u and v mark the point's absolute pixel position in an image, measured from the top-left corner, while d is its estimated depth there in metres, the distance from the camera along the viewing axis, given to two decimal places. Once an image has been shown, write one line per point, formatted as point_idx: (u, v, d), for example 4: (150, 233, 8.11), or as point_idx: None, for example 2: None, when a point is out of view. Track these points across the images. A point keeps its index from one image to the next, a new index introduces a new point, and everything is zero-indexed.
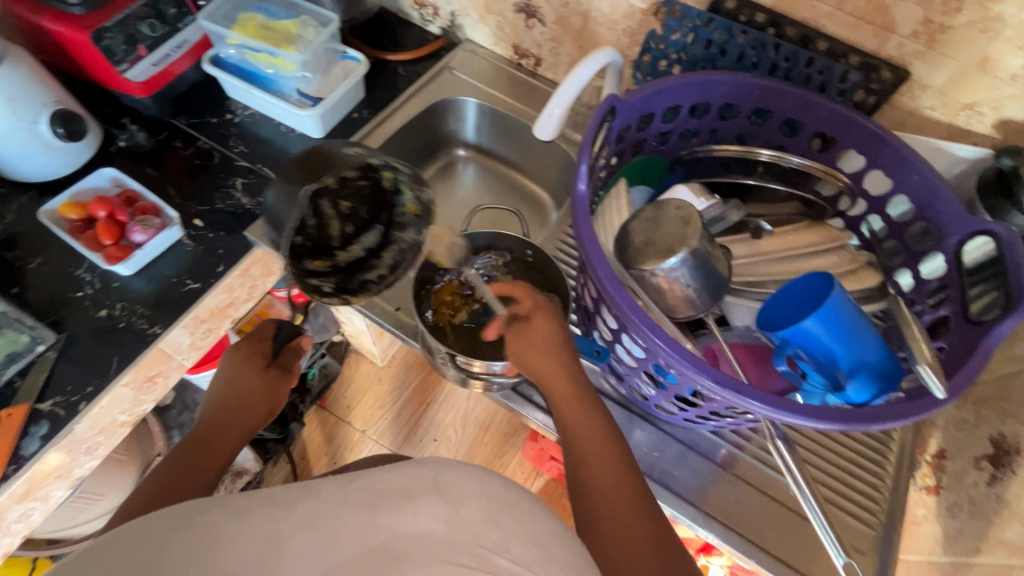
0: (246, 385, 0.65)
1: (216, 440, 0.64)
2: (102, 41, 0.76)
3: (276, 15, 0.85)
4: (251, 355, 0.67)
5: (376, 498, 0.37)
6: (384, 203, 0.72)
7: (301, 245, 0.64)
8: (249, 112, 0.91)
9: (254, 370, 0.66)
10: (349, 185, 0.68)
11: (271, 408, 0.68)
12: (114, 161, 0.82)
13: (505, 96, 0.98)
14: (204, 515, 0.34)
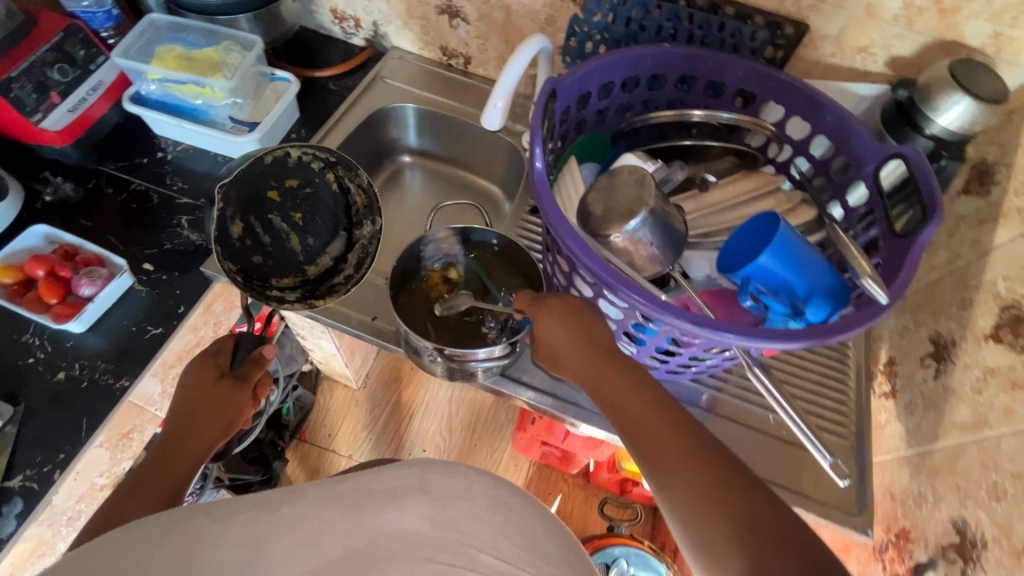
0: (201, 395, 0.60)
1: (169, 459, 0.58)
2: (11, 91, 0.71)
3: (194, 44, 0.83)
4: (209, 366, 0.62)
5: (361, 500, 0.46)
6: (339, 205, 0.75)
7: (259, 261, 0.71)
8: (182, 147, 0.87)
9: (210, 379, 0.61)
10: (296, 194, 0.74)
11: (227, 425, 0.62)
12: (43, 217, 0.78)
13: (440, 97, 1.00)
14: (193, 520, 0.42)
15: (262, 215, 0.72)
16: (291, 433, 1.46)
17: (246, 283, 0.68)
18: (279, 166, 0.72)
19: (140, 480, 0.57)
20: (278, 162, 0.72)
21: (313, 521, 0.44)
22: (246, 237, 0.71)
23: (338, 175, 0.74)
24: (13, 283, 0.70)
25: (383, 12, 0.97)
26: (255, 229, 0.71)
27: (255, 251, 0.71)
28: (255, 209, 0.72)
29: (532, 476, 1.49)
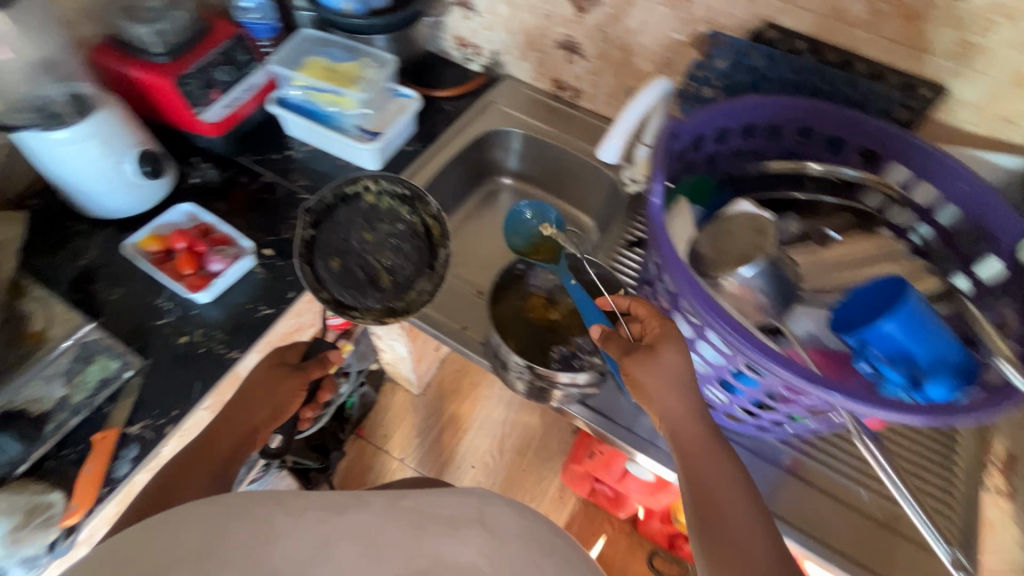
0: (273, 385, 0.68)
1: (213, 445, 0.62)
2: (183, 85, 0.81)
3: (337, 57, 0.92)
4: (285, 361, 0.71)
5: (422, 524, 0.51)
6: (424, 240, 0.79)
7: (343, 283, 0.75)
8: (308, 149, 0.96)
9: (290, 374, 0.69)
10: (382, 228, 0.79)
11: (273, 413, 0.67)
12: (187, 196, 0.87)
13: (546, 126, 1.03)
14: (260, 507, 0.47)
15: (349, 243, 0.77)
16: (352, 426, 1.51)
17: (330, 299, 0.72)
18: (363, 201, 0.79)
19: (180, 466, 0.60)
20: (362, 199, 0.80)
21: (377, 534, 0.49)
22: (334, 262, 0.75)
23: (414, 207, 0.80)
24: (157, 251, 0.79)
25: (505, 42, 1.03)
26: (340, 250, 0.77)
27: (342, 274, 0.75)
28: (342, 238, 0.77)
29: (577, 513, 1.45)
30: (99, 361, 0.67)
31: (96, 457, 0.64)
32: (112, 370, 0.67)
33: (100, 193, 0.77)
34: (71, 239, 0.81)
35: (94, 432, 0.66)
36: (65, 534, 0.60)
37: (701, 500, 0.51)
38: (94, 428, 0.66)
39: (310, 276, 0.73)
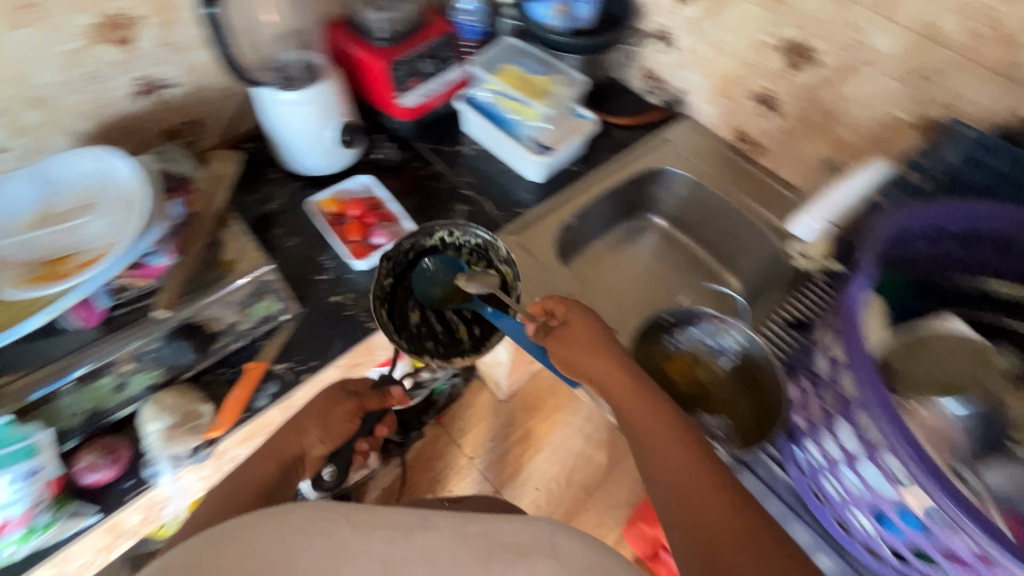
0: (333, 410, 0.66)
1: (254, 476, 0.58)
2: (393, 70, 0.87)
3: (534, 70, 0.95)
4: (346, 390, 0.69)
5: (491, 550, 0.45)
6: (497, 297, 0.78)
7: (417, 332, 0.76)
8: (477, 148, 0.99)
9: (347, 397, 0.68)
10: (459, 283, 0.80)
11: (320, 440, 0.64)
12: (366, 168, 0.94)
13: (717, 175, 0.98)
14: (332, 521, 0.45)
15: (426, 295, 0.78)
16: (435, 411, 1.52)
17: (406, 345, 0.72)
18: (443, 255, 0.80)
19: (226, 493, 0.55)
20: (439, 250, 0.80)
21: (442, 558, 0.44)
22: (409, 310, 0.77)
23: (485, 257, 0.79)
24: (332, 213, 0.86)
25: (696, 83, 1.00)
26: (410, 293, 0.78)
27: (416, 322, 0.77)
28: (419, 289, 0.78)
29: None
30: (266, 300, 0.73)
31: (243, 384, 0.70)
32: (272, 310, 0.74)
33: (302, 151, 0.86)
34: (265, 184, 0.90)
35: (247, 361, 0.73)
36: (206, 442, 0.67)
37: (650, 464, 0.52)
38: (248, 357, 0.73)
39: (385, 324, 0.72)
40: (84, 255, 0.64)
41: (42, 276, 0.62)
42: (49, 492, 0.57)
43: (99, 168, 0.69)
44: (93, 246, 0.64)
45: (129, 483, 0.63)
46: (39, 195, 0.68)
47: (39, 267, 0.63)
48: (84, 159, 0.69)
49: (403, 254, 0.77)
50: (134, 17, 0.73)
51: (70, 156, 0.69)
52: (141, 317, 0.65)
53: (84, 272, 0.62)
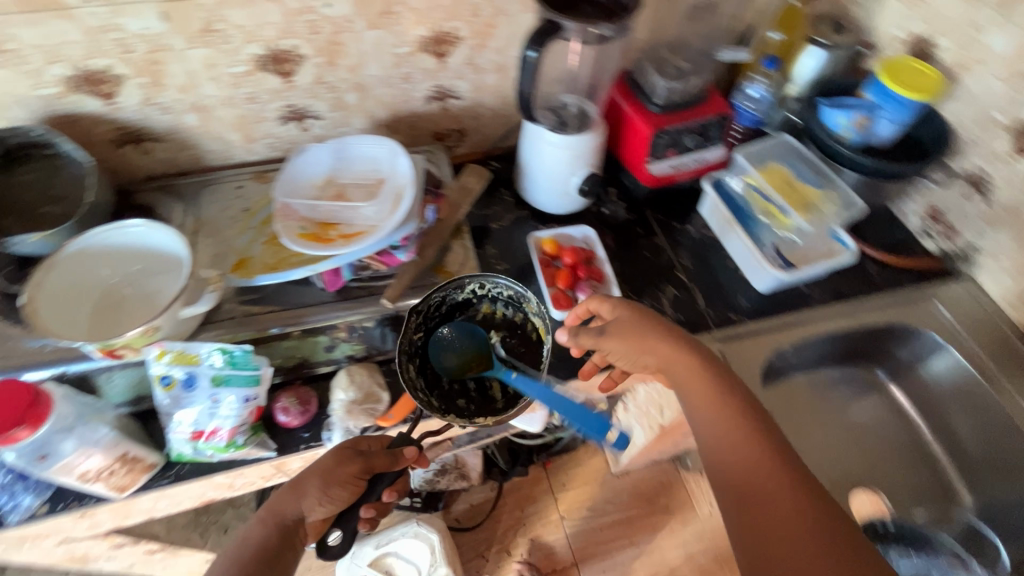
0: (332, 469, 0.60)
1: (250, 544, 0.57)
2: (657, 138, 0.85)
3: (807, 180, 0.86)
4: (351, 446, 0.63)
5: None
6: (523, 352, 0.75)
7: (449, 390, 0.73)
8: (707, 234, 0.93)
9: (347, 456, 0.61)
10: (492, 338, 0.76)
11: (320, 504, 0.59)
12: (589, 218, 0.93)
13: (990, 362, 0.80)
14: None
15: (444, 364, 0.73)
16: (546, 454, 1.46)
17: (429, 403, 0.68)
18: (479, 309, 0.77)
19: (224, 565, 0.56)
20: (472, 304, 0.77)
21: None
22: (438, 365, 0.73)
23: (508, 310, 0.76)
24: (547, 253, 0.86)
25: (1000, 246, 0.82)
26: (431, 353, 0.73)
27: (446, 377, 0.73)
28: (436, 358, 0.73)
29: None
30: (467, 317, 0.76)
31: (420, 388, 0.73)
32: None
33: (542, 186, 0.88)
34: (496, 202, 0.94)
35: None
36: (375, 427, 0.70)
37: (732, 483, 0.51)
38: None
39: (408, 379, 0.68)
40: (348, 229, 0.72)
41: (312, 235, 0.71)
42: (252, 419, 0.65)
43: (384, 158, 0.78)
44: (356, 223, 0.73)
45: (306, 435, 0.69)
46: (334, 166, 0.79)
47: (312, 226, 0.72)
48: (377, 146, 0.79)
49: (433, 305, 0.73)
50: (457, 37, 0.80)
51: (368, 141, 0.79)
52: (369, 297, 0.72)
53: (343, 244, 0.70)
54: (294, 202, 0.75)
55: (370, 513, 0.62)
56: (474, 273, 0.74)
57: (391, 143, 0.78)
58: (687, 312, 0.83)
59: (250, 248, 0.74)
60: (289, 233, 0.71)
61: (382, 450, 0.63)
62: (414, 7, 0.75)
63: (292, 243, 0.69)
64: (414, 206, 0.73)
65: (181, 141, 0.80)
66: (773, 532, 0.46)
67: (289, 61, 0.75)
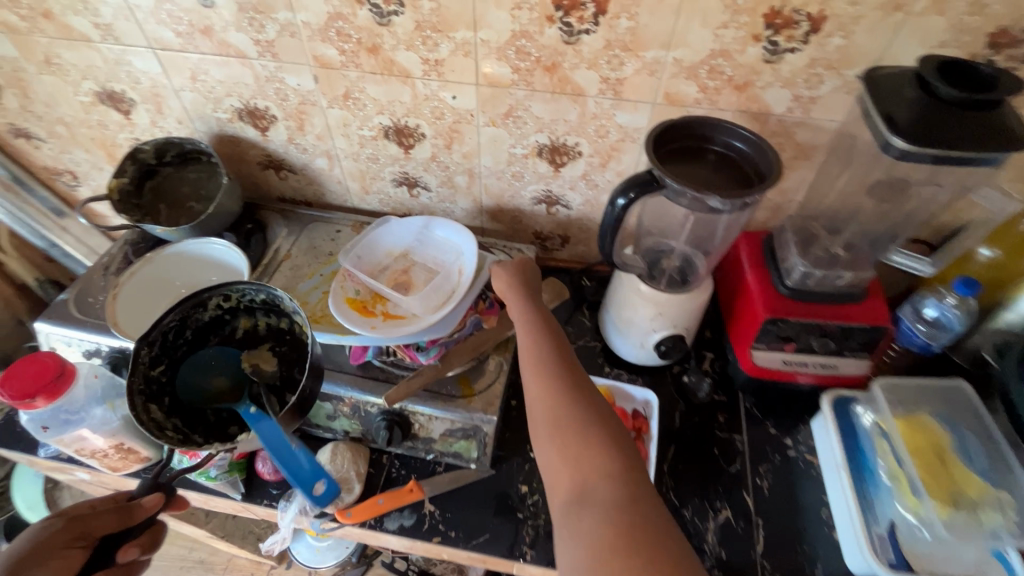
0: (45, 547, 0.51)
1: None
2: (772, 325, 0.68)
3: (978, 470, 0.60)
4: (72, 510, 0.55)
5: None
6: (296, 357, 0.65)
7: (218, 418, 0.61)
8: (809, 460, 0.72)
9: (63, 522, 0.53)
10: (262, 351, 0.66)
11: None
12: (665, 381, 0.79)
13: None
14: None
15: (193, 388, 0.62)
16: None
17: (175, 438, 0.57)
18: (236, 325, 0.67)
19: None
20: (226, 321, 0.67)
21: None
22: (189, 396, 0.61)
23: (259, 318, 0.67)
24: None
25: None
26: (175, 380, 0.62)
27: (206, 406, 0.61)
28: (185, 385, 0.62)
29: None
30: (468, 442, 0.69)
31: (392, 498, 0.67)
32: (467, 453, 0.70)
33: (618, 329, 0.77)
34: (571, 323, 0.86)
35: (416, 476, 0.70)
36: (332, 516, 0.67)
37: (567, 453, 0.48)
38: (419, 473, 0.71)
39: (150, 417, 0.57)
40: (391, 308, 0.71)
41: (358, 302, 0.71)
42: (233, 457, 0.67)
43: (459, 250, 0.76)
44: (402, 306, 0.72)
45: (273, 492, 0.69)
46: (415, 240, 0.79)
47: (364, 292, 0.73)
48: (458, 236, 0.77)
49: (172, 332, 0.62)
50: (577, 152, 0.75)
51: (454, 229, 0.78)
52: (383, 384, 0.68)
53: (376, 324, 0.69)
54: (363, 263, 0.76)
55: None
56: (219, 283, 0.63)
57: (470, 238, 0.76)
58: (733, 552, 0.65)
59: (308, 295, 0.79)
60: (339, 293, 0.72)
61: (109, 507, 0.55)
62: (537, 115, 0.72)
63: (335, 306, 0.70)
64: (457, 312, 0.69)
65: (310, 177, 0.89)
66: (604, 508, 0.44)
67: (410, 135, 0.78)
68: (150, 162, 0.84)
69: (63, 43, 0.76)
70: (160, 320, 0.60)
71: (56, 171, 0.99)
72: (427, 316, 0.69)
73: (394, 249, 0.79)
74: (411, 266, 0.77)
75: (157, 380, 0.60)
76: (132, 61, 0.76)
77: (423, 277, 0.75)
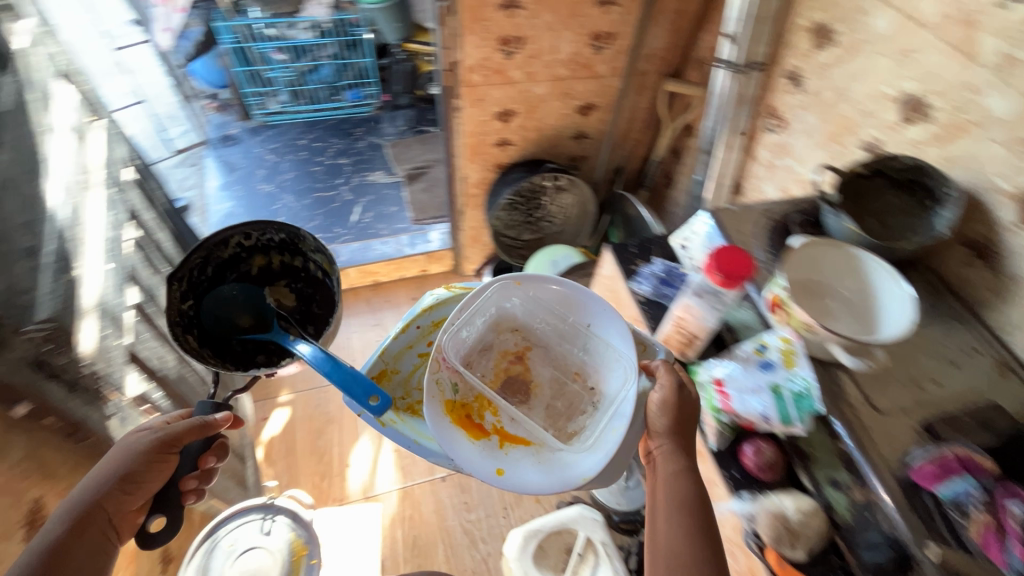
0: (146, 457, 0.65)
1: (78, 536, 0.61)
2: None
3: None
4: (162, 432, 0.67)
5: None
6: (309, 295, 0.98)
7: (246, 350, 0.89)
8: None
9: (162, 441, 0.66)
10: (279, 289, 0.98)
11: (139, 497, 0.65)
12: None
13: None
14: None
15: (211, 315, 0.89)
16: None
17: (213, 363, 0.84)
18: (251, 263, 0.97)
19: (64, 543, 0.60)
20: (243, 260, 0.97)
21: None
22: (218, 327, 0.89)
23: (280, 257, 0.99)
24: None
25: None
26: (195, 306, 0.89)
27: (233, 338, 0.89)
28: (211, 314, 0.89)
29: None
30: None
31: None
32: None
33: None
34: None
35: None
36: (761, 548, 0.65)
37: None
38: None
39: (190, 345, 0.83)
40: (504, 425, 0.77)
41: (462, 412, 0.77)
42: (742, 422, 0.70)
43: (571, 338, 0.84)
44: (514, 423, 0.78)
45: (736, 474, 0.70)
46: (529, 317, 0.86)
47: (461, 397, 0.78)
48: (618, 345, 0.79)
49: (197, 267, 0.90)
50: None
51: (620, 331, 0.78)
52: (922, 519, 0.61)
53: (497, 444, 0.75)
54: (461, 347, 0.81)
55: (193, 482, 0.71)
56: (240, 226, 0.93)
57: (628, 353, 0.76)
58: None
59: (399, 364, 0.92)
60: (438, 393, 0.75)
61: (194, 425, 0.69)
62: None
63: (441, 418, 0.73)
64: (599, 450, 0.71)
65: (1001, 289, 0.77)
66: None
67: None
68: (887, 169, 0.83)
69: (939, 49, 0.80)
70: (188, 260, 0.88)
71: (773, 115, 1.14)
72: (564, 453, 0.75)
73: (518, 325, 0.86)
74: (527, 353, 0.85)
75: (187, 312, 0.87)
76: (983, 95, 0.75)
77: (547, 378, 0.84)
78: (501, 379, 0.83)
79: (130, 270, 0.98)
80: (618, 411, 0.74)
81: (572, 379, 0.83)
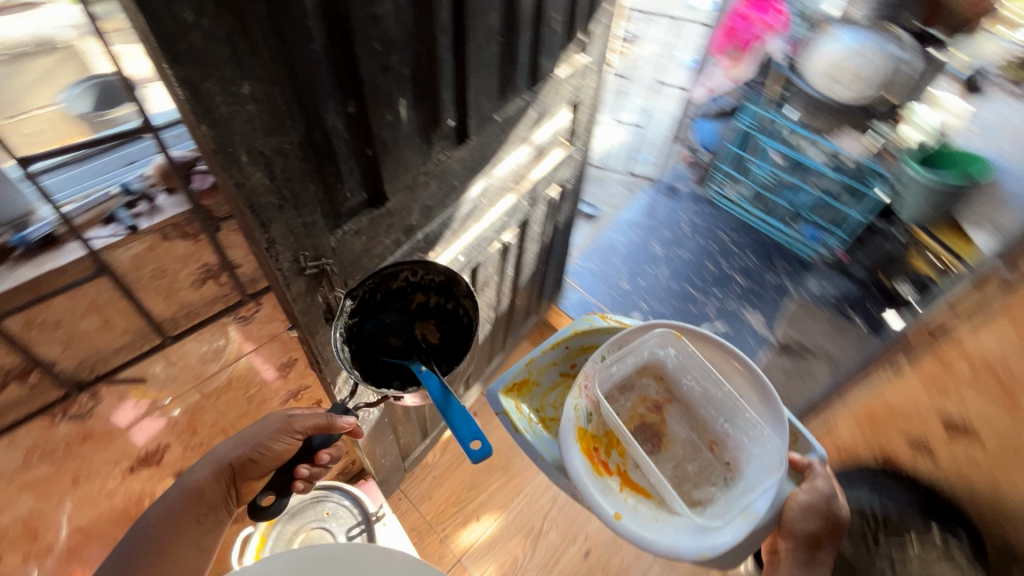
0: (275, 438, 0.82)
1: (219, 485, 0.84)
2: None
3: None
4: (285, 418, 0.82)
5: None
6: (458, 338, 0.80)
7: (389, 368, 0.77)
8: None
9: (287, 424, 0.82)
10: (428, 325, 0.80)
11: (265, 465, 0.84)
12: None
13: None
14: None
15: (366, 335, 0.76)
16: None
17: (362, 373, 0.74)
18: (414, 299, 0.80)
19: (211, 487, 0.83)
20: (406, 293, 0.79)
21: None
22: (371, 342, 0.76)
23: (437, 298, 0.80)
24: None
25: None
26: (356, 325, 0.75)
27: (378, 355, 0.76)
28: (366, 334, 0.75)
29: None
30: None
31: None
32: None
33: None
34: None
35: None
36: None
37: None
38: None
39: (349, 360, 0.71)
40: (629, 469, 0.74)
41: (590, 443, 0.74)
42: None
43: (716, 416, 0.78)
44: (639, 469, 0.75)
45: None
46: (676, 373, 0.80)
47: (595, 429, 0.75)
48: (776, 444, 0.71)
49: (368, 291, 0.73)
50: None
51: (775, 426, 0.72)
52: None
53: (618, 485, 0.72)
54: (602, 378, 0.78)
55: (307, 472, 0.80)
56: (411, 262, 0.75)
57: (780, 449, 0.71)
58: None
59: (541, 377, 0.87)
60: (572, 419, 0.73)
61: (319, 420, 0.81)
62: None
63: (572, 443, 0.72)
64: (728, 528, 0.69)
65: None
66: None
67: None
68: None
69: None
70: (362, 285, 0.71)
71: None
72: (683, 516, 0.70)
73: (660, 373, 0.82)
74: (665, 405, 0.82)
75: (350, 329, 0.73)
76: None
77: (683, 437, 0.80)
78: (634, 423, 0.81)
79: (478, 263, 1.05)
80: (752, 500, 0.71)
81: (706, 447, 0.79)
